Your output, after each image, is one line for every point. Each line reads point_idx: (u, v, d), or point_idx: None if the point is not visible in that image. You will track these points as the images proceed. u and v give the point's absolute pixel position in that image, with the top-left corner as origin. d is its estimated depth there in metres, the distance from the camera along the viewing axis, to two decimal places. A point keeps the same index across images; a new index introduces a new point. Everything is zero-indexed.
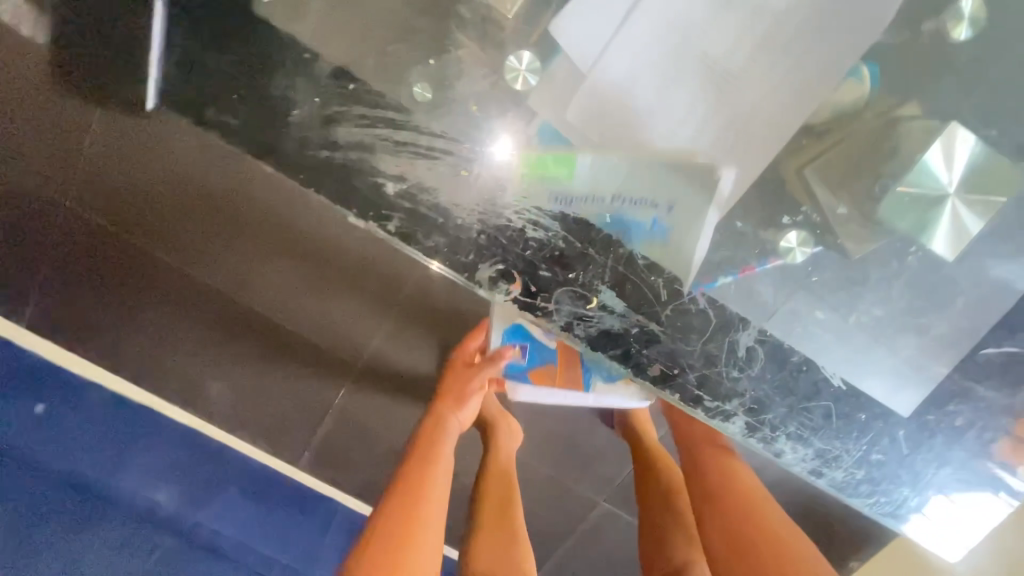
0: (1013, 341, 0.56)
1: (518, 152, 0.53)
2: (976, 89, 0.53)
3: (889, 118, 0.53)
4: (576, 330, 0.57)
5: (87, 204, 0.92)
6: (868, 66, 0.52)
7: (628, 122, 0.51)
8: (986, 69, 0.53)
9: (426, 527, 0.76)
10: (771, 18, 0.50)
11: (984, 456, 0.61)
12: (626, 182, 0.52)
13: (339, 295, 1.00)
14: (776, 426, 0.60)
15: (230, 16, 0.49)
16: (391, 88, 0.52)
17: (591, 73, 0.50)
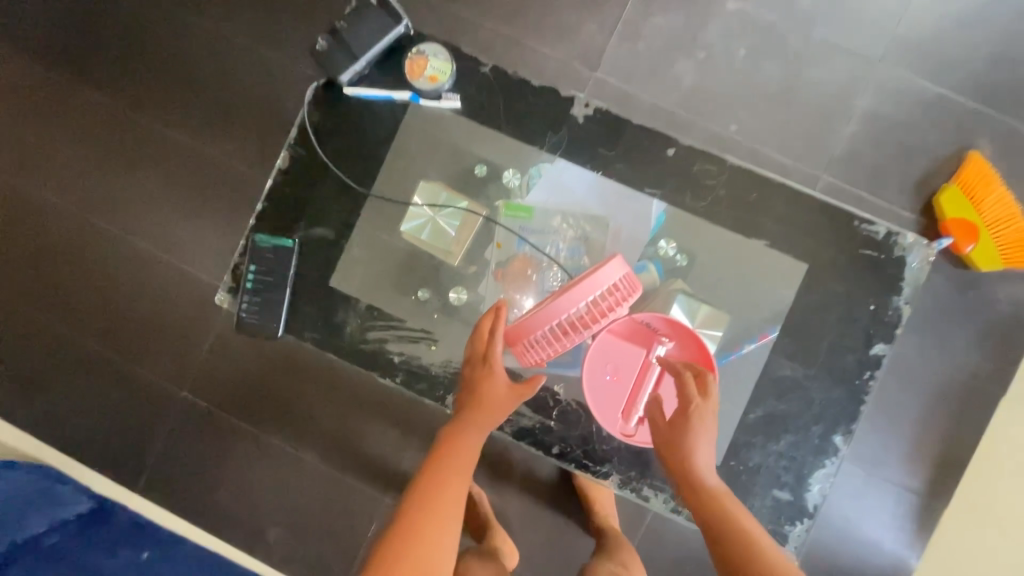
0: (761, 408, 0.95)
1: (465, 334, 1.00)
2: (702, 270, 0.98)
3: (667, 291, 0.98)
4: (505, 428, 0.98)
5: (159, 408, 1.23)
6: (653, 263, 0.98)
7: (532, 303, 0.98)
8: (700, 257, 0.98)
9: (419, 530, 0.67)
10: (596, 243, 0.99)
11: (777, 486, 0.95)
12: None
13: (364, 445, 1.20)
14: (640, 479, 0.97)
15: (316, 286, 1.01)
16: (394, 310, 1.01)
17: (505, 284, 0.99)
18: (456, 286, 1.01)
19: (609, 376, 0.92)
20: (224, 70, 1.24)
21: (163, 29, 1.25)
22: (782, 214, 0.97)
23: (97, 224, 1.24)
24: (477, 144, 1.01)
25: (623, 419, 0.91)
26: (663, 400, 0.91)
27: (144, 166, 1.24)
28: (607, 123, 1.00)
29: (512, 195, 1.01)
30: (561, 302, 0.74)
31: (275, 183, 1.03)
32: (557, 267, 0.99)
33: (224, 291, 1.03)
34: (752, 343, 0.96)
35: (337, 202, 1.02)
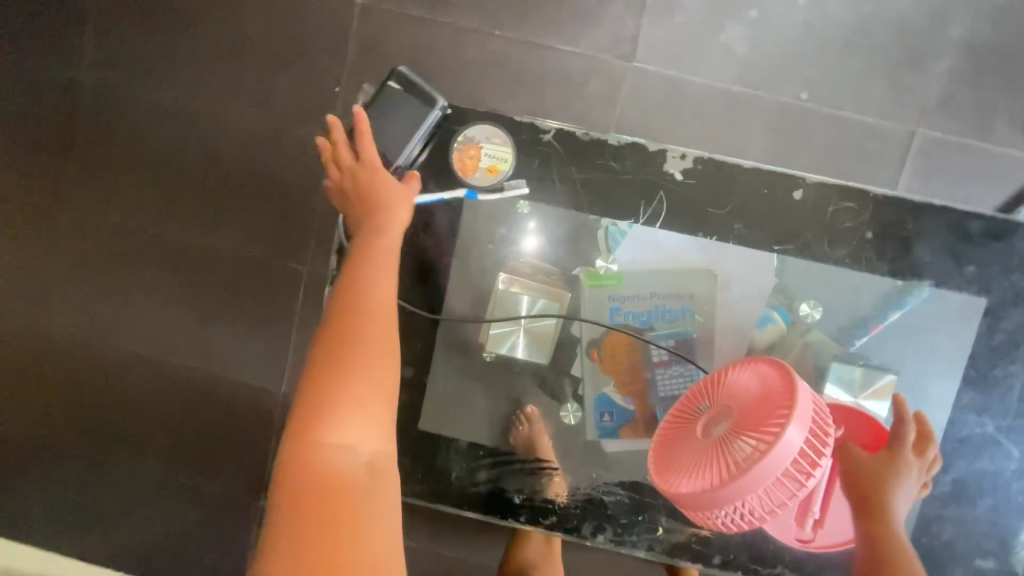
0: (949, 474, 0.82)
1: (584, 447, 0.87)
2: (842, 311, 0.82)
3: (802, 341, 0.83)
4: (656, 548, 0.86)
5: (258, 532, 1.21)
6: (776, 309, 0.83)
7: (641, 379, 0.86)
8: (844, 304, 0.82)
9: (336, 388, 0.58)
10: (702, 297, 0.84)
11: (979, 554, 0.83)
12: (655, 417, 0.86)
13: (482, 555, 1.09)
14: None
15: (405, 433, 0.87)
16: (501, 441, 0.87)
17: (606, 364, 0.86)
18: (566, 398, 0.87)
19: None
20: (262, 196, 1.19)
21: (190, 166, 1.20)
22: (949, 244, 0.79)
23: (166, 376, 1.21)
24: (553, 230, 0.84)
25: (798, 525, 0.79)
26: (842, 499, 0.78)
27: (197, 307, 1.20)
28: (712, 174, 0.80)
29: (591, 259, 0.85)
30: (765, 465, 0.61)
31: None
32: (660, 333, 0.85)
33: None
34: (931, 404, 0.81)
35: (406, 332, 0.85)
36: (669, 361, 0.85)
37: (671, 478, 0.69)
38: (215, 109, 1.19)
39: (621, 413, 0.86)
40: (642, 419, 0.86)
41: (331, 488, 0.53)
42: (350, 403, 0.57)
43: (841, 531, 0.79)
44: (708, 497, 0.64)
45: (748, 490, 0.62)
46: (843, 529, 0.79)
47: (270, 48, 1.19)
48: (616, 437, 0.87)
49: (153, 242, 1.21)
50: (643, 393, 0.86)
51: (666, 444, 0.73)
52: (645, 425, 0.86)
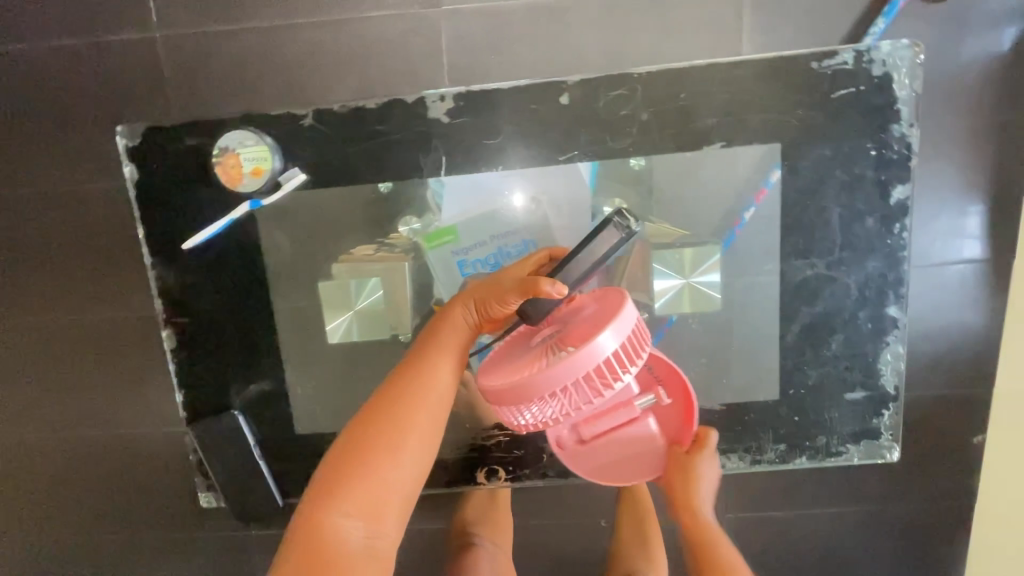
0: (796, 322, 0.82)
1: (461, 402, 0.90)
2: (658, 197, 0.81)
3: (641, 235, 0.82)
4: (549, 473, 0.90)
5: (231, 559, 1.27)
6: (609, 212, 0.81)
7: None
8: (655, 189, 0.80)
9: (406, 426, 0.63)
10: (537, 223, 0.82)
11: (849, 389, 0.84)
12: None
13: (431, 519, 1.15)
14: None
15: (288, 441, 0.90)
16: None
17: None
18: None
19: None
20: (106, 256, 1.16)
21: (27, 248, 1.15)
22: (725, 101, 0.77)
23: (85, 458, 1.24)
24: (355, 209, 0.83)
25: (570, 429, 0.83)
26: (613, 441, 0.82)
27: (86, 386, 1.21)
28: (476, 106, 0.78)
29: (417, 223, 0.84)
30: (578, 363, 0.64)
31: (179, 366, 0.89)
32: None
33: (206, 491, 0.93)
34: (756, 261, 0.81)
35: (251, 350, 0.88)
36: None
37: (489, 376, 0.71)
38: (26, 182, 1.13)
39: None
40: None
41: (380, 492, 0.60)
42: (400, 436, 0.63)
43: (587, 461, 0.84)
44: (514, 393, 0.67)
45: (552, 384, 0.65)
46: (589, 464, 0.84)
47: (50, 98, 1.10)
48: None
49: (19, 338, 1.19)
50: None
51: (501, 351, 0.75)
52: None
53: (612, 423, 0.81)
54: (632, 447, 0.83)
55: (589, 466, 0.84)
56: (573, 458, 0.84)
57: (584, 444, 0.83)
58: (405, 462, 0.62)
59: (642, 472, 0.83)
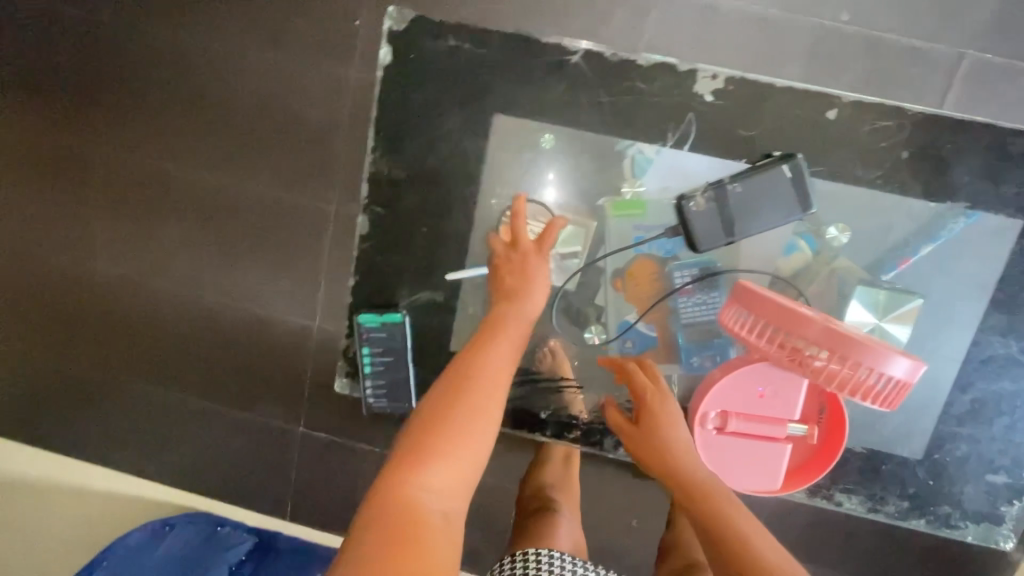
0: (968, 394, 0.83)
1: (600, 373, 0.92)
2: (876, 237, 0.81)
3: (829, 267, 0.82)
4: None
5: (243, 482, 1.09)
6: (804, 239, 0.82)
7: (665, 308, 0.89)
8: (876, 227, 0.80)
9: (463, 410, 0.62)
10: None
11: (991, 470, 0.85)
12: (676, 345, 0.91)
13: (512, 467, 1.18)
14: (830, 486, 0.89)
15: (440, 354, 0.93)
16: (528, 362, 0.93)
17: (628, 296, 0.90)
18: (572, 320, 0.91)
19: (760, 390, 0.82)
20: (190, 108, 0.95)
21: (114, 69, 0.96)
22: (986, 164, 0.77)
23: (103, 325, 1.05)
24: (574, 159, 0.84)
25: (718, 408, 0.84)
26: (745, 444, 0.84)
27: (130, 249, 1.02)
28: (745, 95, 0.79)
29: (617, 189, 0.85)
30: (870, 351, 0.60)
31: (361, 254, 0.91)
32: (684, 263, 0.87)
33: (344, 377, 0.97)
34: (954, 324, 0.81)
35: (434, 259, 0.89)
36: (692, 290, 0.88)
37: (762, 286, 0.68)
38: None
39: (647, 341, 0.91)
40: (665, 346, 0.91)
41: (454, 482, 0.59)
42: (464, 419, 0.62)
43: (710, 446, 0.85)
44: (791, 313, 0.64)
45: (855, 349, 0.60)
46: (712, 450, 0.85)
47: None
48: (637, 362, 0.92)
49: (71, 173, 1.01)
50: (666, 320, 0.90)
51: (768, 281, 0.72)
52: (663, 352, 0.91)
53: (760, 428, 0.83)
54: (757, 455, 0.85)
55: (708, 453, 0.85)
56: (702, 439, 0.85)
57: (722, 430, 0.84)
58: (468, 446, 0.61)
59: (745, 483, 0.85)
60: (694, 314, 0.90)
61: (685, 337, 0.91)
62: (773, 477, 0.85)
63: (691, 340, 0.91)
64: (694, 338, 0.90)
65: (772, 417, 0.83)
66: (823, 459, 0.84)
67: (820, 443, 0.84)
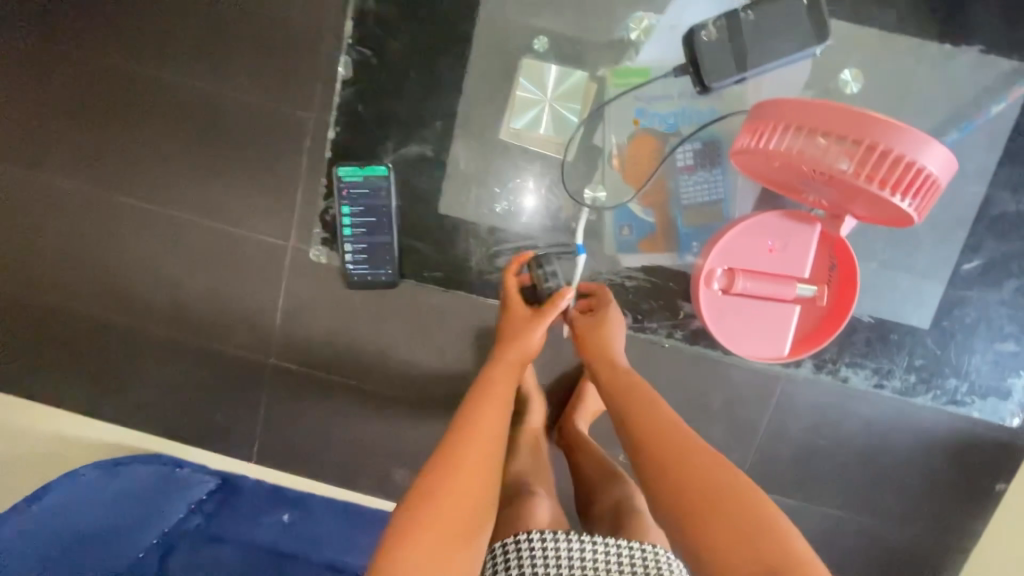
0: (978, 255, 0.81)
1: (599, 251, 0.87)
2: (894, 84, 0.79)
3: None
4: (676, 334, 0.86)
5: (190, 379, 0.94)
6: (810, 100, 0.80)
7: (665, 186, 0.86)
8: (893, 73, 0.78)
9: (462, 470, 0.55)
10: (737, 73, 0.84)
11: (1000, 338, 0.83)
12: (675, 229, 0.86)
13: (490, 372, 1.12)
14: (836, 359, 0.85)
15: (428, 214, 0.86)
16: (519, 226, 0.86)
17: (626, 173, 0.86)
18: (571, 196, 0.86)
19: (769, 245, 0.78)
20: None
21: None
22: (995, 10, 0.77)
23: (21, 225, 0.91)
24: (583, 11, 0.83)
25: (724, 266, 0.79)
26: (750, 307, 0.80)
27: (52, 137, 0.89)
28: None
29: (622, 56, 0.84)
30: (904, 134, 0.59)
31: (342, 100, 0.84)
32: (687, 139, 0.86)
33: (319, 245, 0.89)
34: (966, 178, 0.79)
35: (429, 107, 0.84)
36: (694, 168, 0.86)
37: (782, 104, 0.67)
38: None
39: (645, 225, 0.86)
40: (664, 229, 0.86)
41: (445, 536, 0.52)
42: (461, 481, 0.55)
43: (712, 309, 0.81)
44: (821, 111, 0.62)
45: (890, 131, 0.60)
46: (716, 313, 0.81)
47: None
48: (634, 253, 0.86)
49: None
50: (667, 203, 0.86)
51: None
52: (662, 237, 0.86)
53: (768, 289, 0.78)
54: (763, 320, 0.81)
55: (710, 317, 0.81)
56: (706, 300, 0.80)
57: (727, 291, 0.80)
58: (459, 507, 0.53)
59: (749, 351, 0.81)
60: (696, 198, 0.86)
61: (683, 220, 0.86)
62: (778, 344, 0.81)
63: (690, 222, 0.86)
64: (695, 224, 0.86)
65: (781, 276, 0.79)
66: (832, 326, 0.80)
67: (827, 311, 0.80)
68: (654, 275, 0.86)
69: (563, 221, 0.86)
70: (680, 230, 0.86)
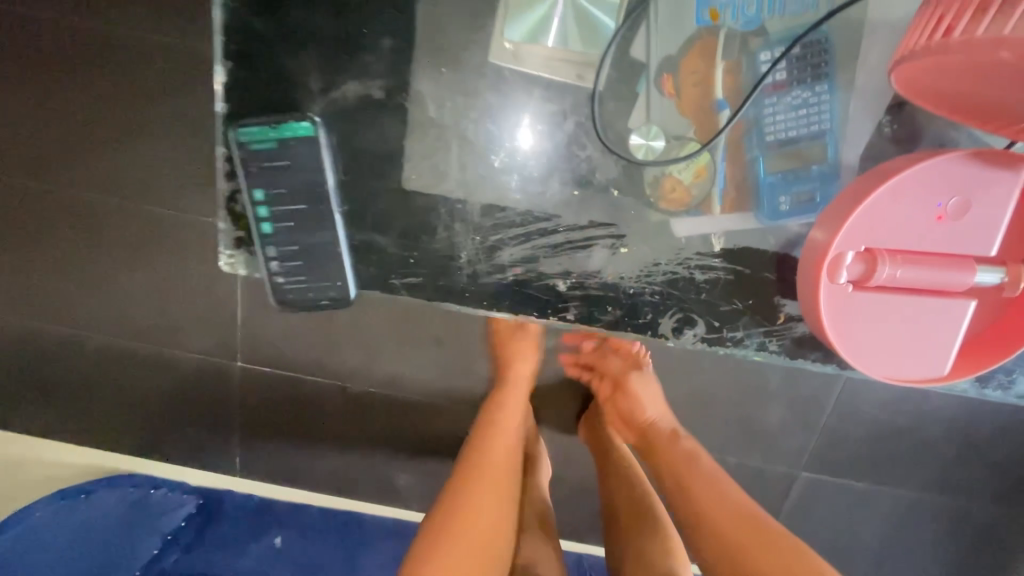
0: None
1: (644, 230, 0.57)
2: None
3: None
4: (772, 347, 0.58)
5: None
6: None
7: (740, 114, 0.55)
8: None
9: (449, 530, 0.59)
10: None
11: None
12: (757, 180, 0.55)
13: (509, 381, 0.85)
14: (1010, 370, 0.57)
15: (384, 194, 0.56)
16: (523, 203, 0.56)
17: (680, 99, 0.55)
18: (593, 143, 0.55)
19: (936, 208, 0.49)
20: None
21: None
22: None
23: None
24: None
25: (862, 246, 0.50)
26: (894, 310, 0.52)
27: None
28: None
29: None
30: None
31: (226, 13, 0.52)
32: (774, 41, 0.55)
33: (231, 248, 0.58)
34: None
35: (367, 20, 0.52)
36: (788, 85, 0.55)
37: None
38: None
39: (712, 178, 0.55)
40: (737, 185, 0.55)
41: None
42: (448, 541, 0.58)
43: (838, 316, 0.52)
44: None
45: None
46: (842, 322, 0.52)
47: None
48: (693, 217, 0.56)
49: None
50: (740, 140, 0.55)
51: None
52: (736, 193, 0.56)
53: (930, 279, 0.49)
54: (910, 325, 0.52)
55: (833, 326, 0.52)
56: (828, 299, 0.52)
57: (861, 285, 0.51)
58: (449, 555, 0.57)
59: (888, 371, 0.53)
60: (788, 128, 0.55)
61: (767, 168, 0.55)
62: (929, 362, 0.53)
63: (778, 171, 0.55)
64: (789, 171, 0.55)
65: (951, 256, 0.49)
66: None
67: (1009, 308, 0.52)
68: (726, 253, 0.57)
69: (587, 187, 0.56)
70: (758, 177, 0.55)
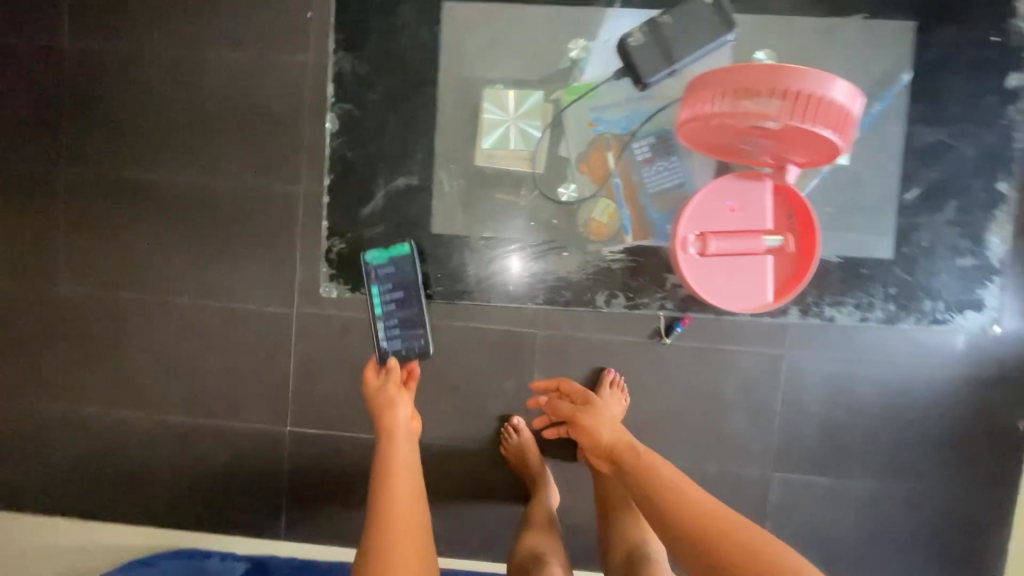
0: (916, 184, 0.90)
1: (579, 244, 0.94)
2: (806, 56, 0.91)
3: None
4: (668, 304, 0.94)
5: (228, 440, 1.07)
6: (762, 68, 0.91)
7: (631, 177, 0.94)
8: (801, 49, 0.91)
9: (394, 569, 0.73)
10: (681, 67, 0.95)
11: (958, 254, 0.90)
12: (647, 213, 0.94)
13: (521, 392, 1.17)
14: (817, 302, 0.91)
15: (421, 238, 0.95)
16: (504, 233, 0.95)
17: (593, 173, 0.94)
18: (543, 200, 0.95)
19: (731, 204, 0.87)
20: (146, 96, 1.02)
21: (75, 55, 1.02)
22: None
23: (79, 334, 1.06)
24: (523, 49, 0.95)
25: (694, 230, 0.88)
26: (728, 266, 0.88)
27: (88, 255, 1.05)
28: None
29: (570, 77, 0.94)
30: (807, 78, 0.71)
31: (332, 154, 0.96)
32: (643, 135, 0.94)
33: (327, 280, 0.97)
34: (886, 122, 0.90)
35: (405, 148, 0.95)
36: (654, 158, 0.94)
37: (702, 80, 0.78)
38: None
39: (621, 215, 0.94)
40: (635, 218, 0.94)
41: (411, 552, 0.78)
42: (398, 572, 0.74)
43: (697, 277, 0.88)
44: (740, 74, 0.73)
45: (797, 75, 0.71)
46: (700, 278, 0.88)
47: None
48: (615, 241, 0.94)
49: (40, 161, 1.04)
50: (636, 194, 0.94)
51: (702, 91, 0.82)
52: (637, 225, 0.94)
53: (739, 244, 0.86)
54: (741, 273, 0.88)
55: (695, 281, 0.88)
56: (687, 264, 0.88)
57: (703, 251, 0.88)
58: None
59: (736, 304, 0.88)
60: (660, 182, 0.93)
61: (657, 209, 0.93)
62: (761, 295, 0.88)
63: (662, 210, 0.93)
64: (667, 206, 0.93)
65: (748, 230, 0.87)
66: (804, 267, 0.86)
67: (797, 256, 0.87)
68: (632, 254, 0.94)
69: (540, 222, 0.95)
70: (651, 212, 0.93)
